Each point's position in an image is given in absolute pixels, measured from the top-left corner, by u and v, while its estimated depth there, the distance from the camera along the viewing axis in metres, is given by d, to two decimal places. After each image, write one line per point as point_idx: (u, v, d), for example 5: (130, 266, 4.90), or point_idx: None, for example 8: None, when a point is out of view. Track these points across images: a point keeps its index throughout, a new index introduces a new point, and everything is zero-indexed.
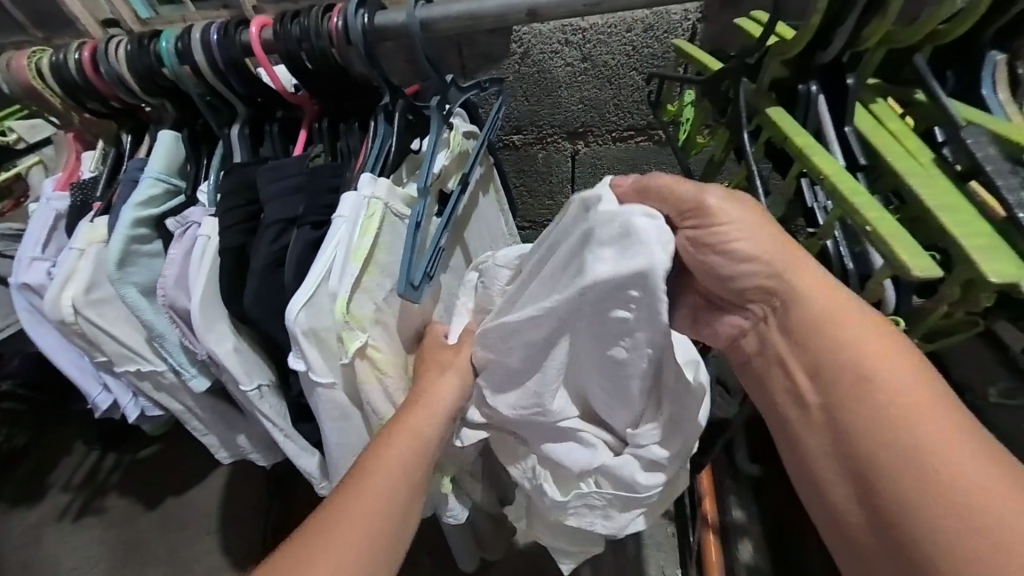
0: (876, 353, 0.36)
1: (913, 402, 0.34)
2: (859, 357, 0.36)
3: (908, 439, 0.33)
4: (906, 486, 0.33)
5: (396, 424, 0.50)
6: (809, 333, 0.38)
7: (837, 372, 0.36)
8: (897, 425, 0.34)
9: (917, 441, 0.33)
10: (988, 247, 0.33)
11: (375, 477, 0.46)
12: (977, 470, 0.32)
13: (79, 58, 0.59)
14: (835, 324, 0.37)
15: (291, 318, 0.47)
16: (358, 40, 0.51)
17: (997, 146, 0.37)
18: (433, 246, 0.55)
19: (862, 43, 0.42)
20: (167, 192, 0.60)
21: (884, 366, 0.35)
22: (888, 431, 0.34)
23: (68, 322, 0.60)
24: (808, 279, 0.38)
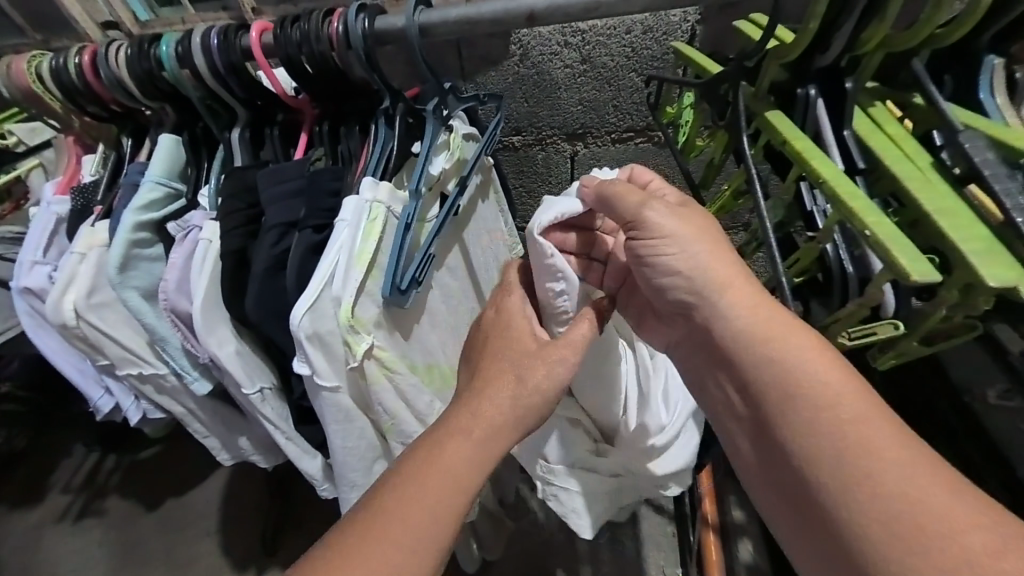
0: (829, 381, 0.37)
1: (850, 415, 0.36)
2: (812, 385, 0.37)
3: (861, 459, 0.34)
4: (844, 496, 0.34)
5: (421, 455, 0.46)
6: (743, 353, 0.40)
7: (777, 388, 0.38)
8: (832, 438, 0.36)
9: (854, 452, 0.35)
10: (986, 251, 0.33)
11: (398, 503, 0.44)
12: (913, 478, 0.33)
13: (79, 62, 0.59)
14: (776, 344, 0.39)
15: (294, 323, 0.47)
16: (358, 44, 0.51)
17: (994, 150, 0.37)
18: (424, 251, 0.55)
19: (860, 47, 0.42)
20: (168, 197, 0.61)
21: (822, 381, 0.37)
22: (826, 444, 0.36)
23: (69, 326, 0.60)
24: (734, 296, 0.41)
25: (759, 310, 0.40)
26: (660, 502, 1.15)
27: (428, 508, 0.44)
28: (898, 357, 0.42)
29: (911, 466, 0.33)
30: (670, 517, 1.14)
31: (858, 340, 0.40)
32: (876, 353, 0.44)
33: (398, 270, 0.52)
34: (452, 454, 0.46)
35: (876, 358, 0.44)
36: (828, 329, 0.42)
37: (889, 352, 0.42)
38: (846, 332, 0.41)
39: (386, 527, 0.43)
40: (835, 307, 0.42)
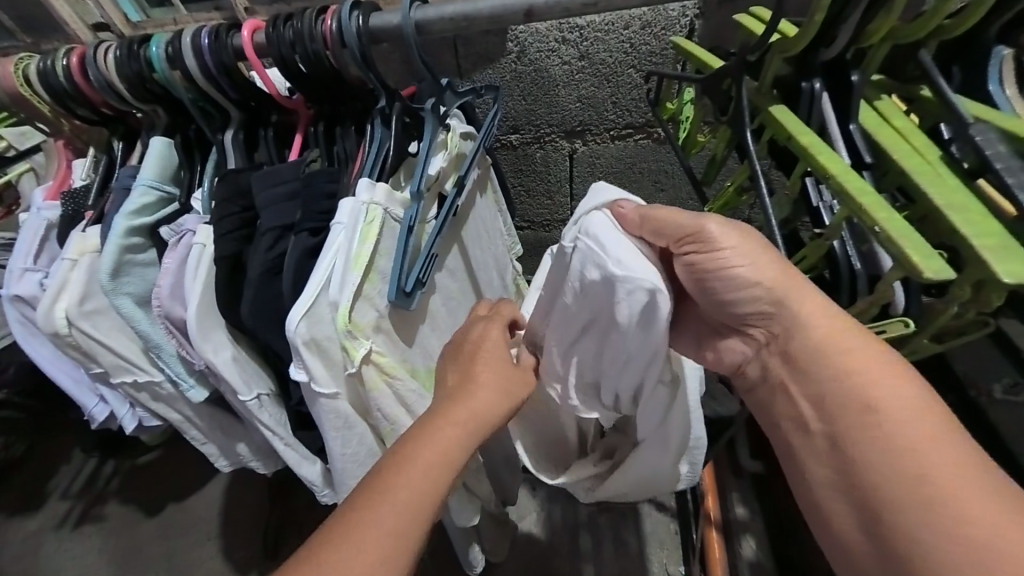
0: (883, 380, 0.37)
1: (895, 413, 0.36)
2: (864, 387, 0.37)
3: (904, 454, 0.35)
4: (901, 506, 0.34)
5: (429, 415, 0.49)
6: (816, 368, 0.39)
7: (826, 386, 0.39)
8: (893, 441, 0.35)
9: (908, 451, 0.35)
10: (1000, 245, 0.32)
11: (399, 484, 0.44)
12: (960, 481, 0.34)
13: (67, 64, 0.58)
14: (842, 355, 0.38)
15: (290, 329, 0.46)
16: (352, 42, 0.50)
17: (1006, 142, 0.36)
18: (425, 253, 0.54)
19: (866, 40, 0.41)
20: (161, 200, 0.59)
21: (880, 388, 0.37)
22: (880, 454, 0.35)
23: (60, 335, 0.59)
24: (811, 304, 0.39)
25: (831, 313, 0.39)
26: (663, 500, 1.15)
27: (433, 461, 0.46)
28: (908, 355, 0.41)
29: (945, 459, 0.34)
30: (673, 515, 1.13)
31: (868, 338, 0.39)
32: (885, 351, 0.43)
33: (398, 272, 0.51)
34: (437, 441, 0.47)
35: None
36: None
37: (899, 351, 0.41)
38: (857, 330, 0.40)
39: (381, 515, 0.42)
40: (842, 307, 0.41)
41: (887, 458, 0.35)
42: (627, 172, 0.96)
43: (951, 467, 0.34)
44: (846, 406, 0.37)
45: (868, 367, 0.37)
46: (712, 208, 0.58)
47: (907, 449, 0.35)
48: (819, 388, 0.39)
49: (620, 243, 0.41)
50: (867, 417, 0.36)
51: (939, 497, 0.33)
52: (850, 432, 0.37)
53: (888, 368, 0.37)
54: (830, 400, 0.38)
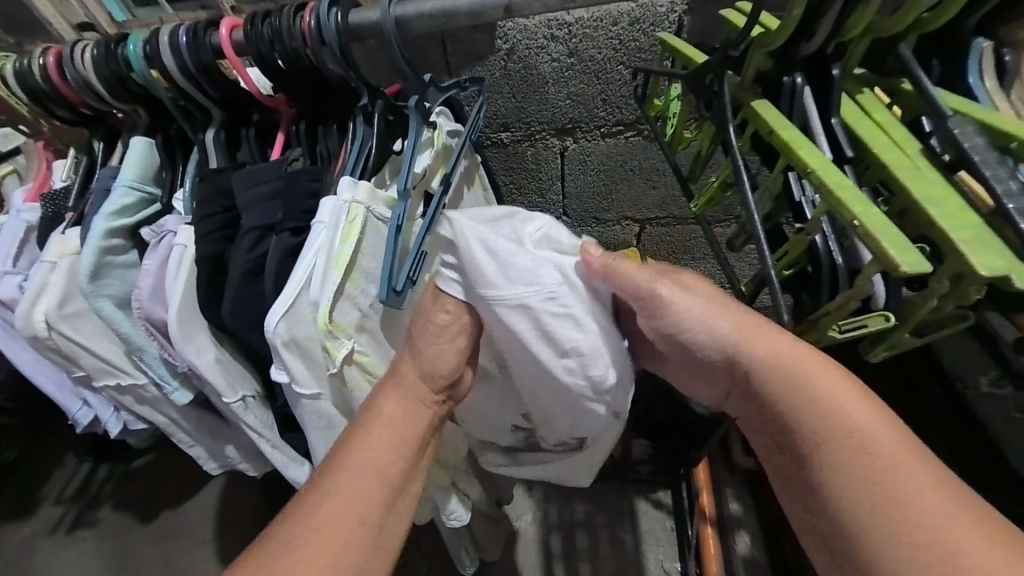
0: (843, 395, 0.36)
1: (859, 427, 0.34)
2: (825, 398, 0.36)
3: (876, 468, 0.33)
4: (876, 525, 0.32)
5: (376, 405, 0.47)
6: (771, 385, 0.38)
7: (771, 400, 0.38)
8: (858, 456, 0.34)
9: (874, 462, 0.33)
10: (977, 238, 0.32)
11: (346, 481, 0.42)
12: (922, 483, 0.32)
13: (44, 63, 0.57)
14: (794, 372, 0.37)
15: (270, 329, 0.46)
16: (332, 39, 0.49)
17: (984, 135, 0.36)
18: (414, 252, 0.52)
19: (846, 34, 0.41)
20: (142, 201, 0.59)
21: (839, 400, 0.35)
22: (848, 471, 0.34)
23: (40, 338, 0.58)
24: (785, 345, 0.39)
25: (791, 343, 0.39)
26: (658, 496, 1.15)
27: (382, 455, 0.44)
28: (889, 349, 0.41)
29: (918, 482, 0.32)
30: (668, 512, 1.13)
31: (848, 333, 0.39)
32: (866, 345, 0.43)
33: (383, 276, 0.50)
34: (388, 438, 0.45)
35: (866, 351, 0.43)
36: (817, 322, 0.41)
37: (880, 345, 0.41)
38: (837, 325, 0.39)
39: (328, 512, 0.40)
40: (824, 301, 0.41)
41: (856, 476, 0.33)
42: (618, 170, 0.96)
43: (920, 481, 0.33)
44: (816, 428, 0.35)
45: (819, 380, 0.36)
46: (697, 205, 0.58)
47: (876, 469, 0.33)
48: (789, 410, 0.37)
49: (546, 246, 0.46)
50: (827, 429, 0.35)
51: (923, 523, 0.31)
52: (818, 454, 0.35)
53: (850, 386, 0.36)
54: (794, 422, 0.37)
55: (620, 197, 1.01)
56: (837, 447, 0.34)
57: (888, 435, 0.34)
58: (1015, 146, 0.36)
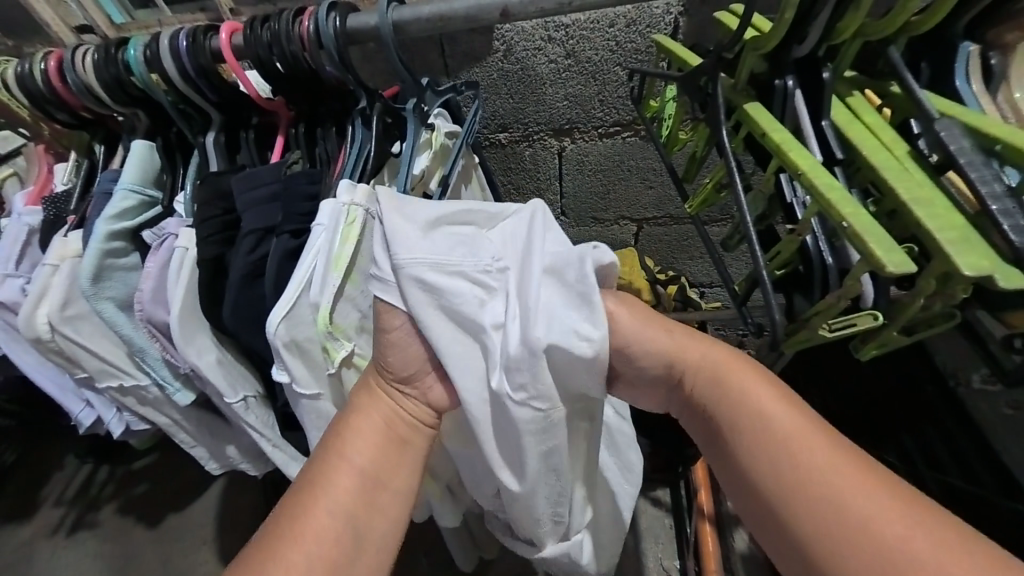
0: (761, 399, 0.39)
1: (782, 428, 0.37)
2: (748, 401, 0.39)
3: (798, 462, 0.35)
4: (791, 504, 0.34)
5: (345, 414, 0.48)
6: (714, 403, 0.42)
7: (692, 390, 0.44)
8: (777, 451, 0.36)
9: (777, 447, 0.36)
10: (960, 237, 0.33)
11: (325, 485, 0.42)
12: (833, 461, 0.34)
13: (45, 68, 0.57)
14: (711, 363, 0.43)
15: (271, 330, 0.47)
16: (330, 44, 0.50)
17: (970, 137, 0.37)
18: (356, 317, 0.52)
19: (836, 37, 0.42)
20: (143, 204, 0.59)
21: (761, 400, 0.39)
22: (769, 465, 0.36)
23: (43, 340, 0.59)
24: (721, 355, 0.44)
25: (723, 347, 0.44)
26: (657, 495, 1.16)
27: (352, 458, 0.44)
28: (879, 348, 0.41)
29: (841, 476, 0.33)
30: (667, 510, 1.14)
31: (838, 332, 0.40)
32: (857, 343, 0.43)
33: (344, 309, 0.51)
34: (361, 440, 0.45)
35: (857, 349, 0.43)
36: (808, 322, 0.42)
37: (870, 343, 0.41)
38: (827, 324, 0.40)
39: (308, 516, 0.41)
40: (815, 299, 0.42)
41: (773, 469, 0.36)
42: (616, 170, 0.96)
43: (851, 482, 0.33)
44: (742, 432, 0.38)
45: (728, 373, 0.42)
46: (692, 205, 0.58)
47: (796, 462, 0.35)
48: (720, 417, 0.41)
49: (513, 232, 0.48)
50: (748, 418, 0.38)
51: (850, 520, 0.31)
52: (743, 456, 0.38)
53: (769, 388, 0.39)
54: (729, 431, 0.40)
55: (617, 197, 1.01)
56: (761, 448, 0.37)
57: (810, 431, 0.36)
58: (999, 147, 0.37)
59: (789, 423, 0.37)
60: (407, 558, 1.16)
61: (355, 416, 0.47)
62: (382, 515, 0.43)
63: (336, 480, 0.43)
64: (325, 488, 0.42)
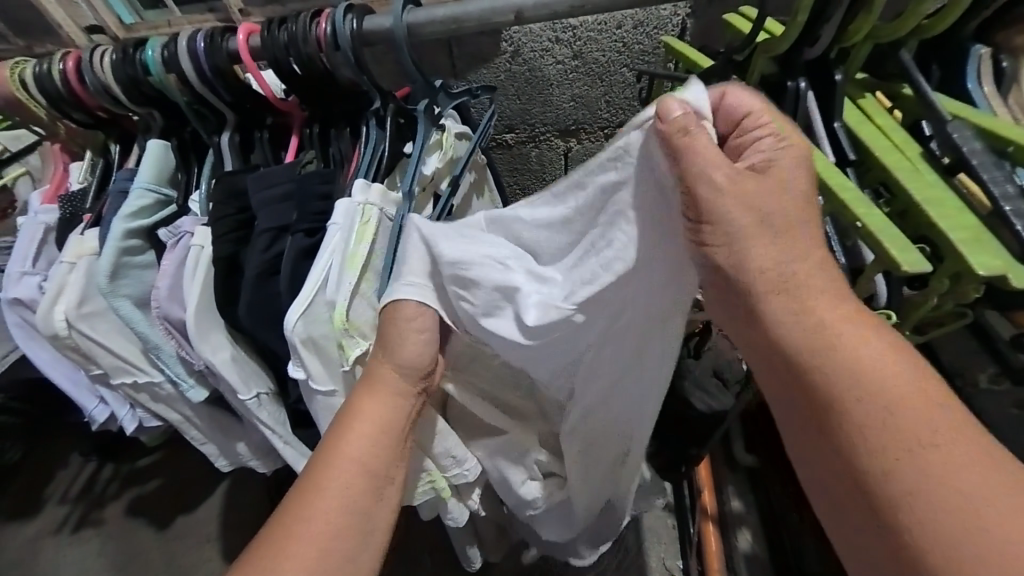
0: (875, 352, 0.31)
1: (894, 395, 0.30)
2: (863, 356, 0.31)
3: (912, 436, 0.29)
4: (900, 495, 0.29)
5: (342, 414, 0.47)
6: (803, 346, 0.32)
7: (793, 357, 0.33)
8: (889, 419, 0.30)
9: (899, 435, 0.29)
10: (974, 237, 0.33)
11: (330, 485, 0.43)
12: (942, 428, 0.29)
13: (63, 68, 0.58)
14: (799, 281, 0.33)
15: (288, 327, 0.48)
16: (346, 45, 0.51)
17: (982, 139, 0.37)
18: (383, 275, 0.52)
19: (848, 39, 0.42)
20: (158, 203, 0.60)
21: (870, 352, 0.31)
22: (875, 433, 0.30)
23: (60, 337, 0.60)
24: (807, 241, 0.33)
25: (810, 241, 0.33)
26: (661, 495, 1.16)
27: (352, 457, 0.45)
28: None
29: (953, 447, 0.29)
30: (671, 510, 1.14)
31: None
32: None
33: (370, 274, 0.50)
34: (360, 437, 0.45)
35: None
36: None
37: None
38: None
39: (320, 514, 0.42)
40: None
41: (885, 442, 0.30)
42: None
43: (954, 453, 0.29)
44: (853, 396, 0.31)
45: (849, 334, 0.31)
46: None
47: (908, 433, 0.29)
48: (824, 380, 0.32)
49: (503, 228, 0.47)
50: (858, 389, 0.31)
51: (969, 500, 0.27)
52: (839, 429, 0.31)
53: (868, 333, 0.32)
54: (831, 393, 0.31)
55: None
56: (865, 414, 0.30)
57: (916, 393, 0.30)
58: (1011, 148, 0.37)
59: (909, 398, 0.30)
60: (410, 556, 1.16)
61: (358, 410, 0.46)
62: (388, 505, 0.46)
63: (338, 477, 0.44)
64: (330, 488, 0.43)
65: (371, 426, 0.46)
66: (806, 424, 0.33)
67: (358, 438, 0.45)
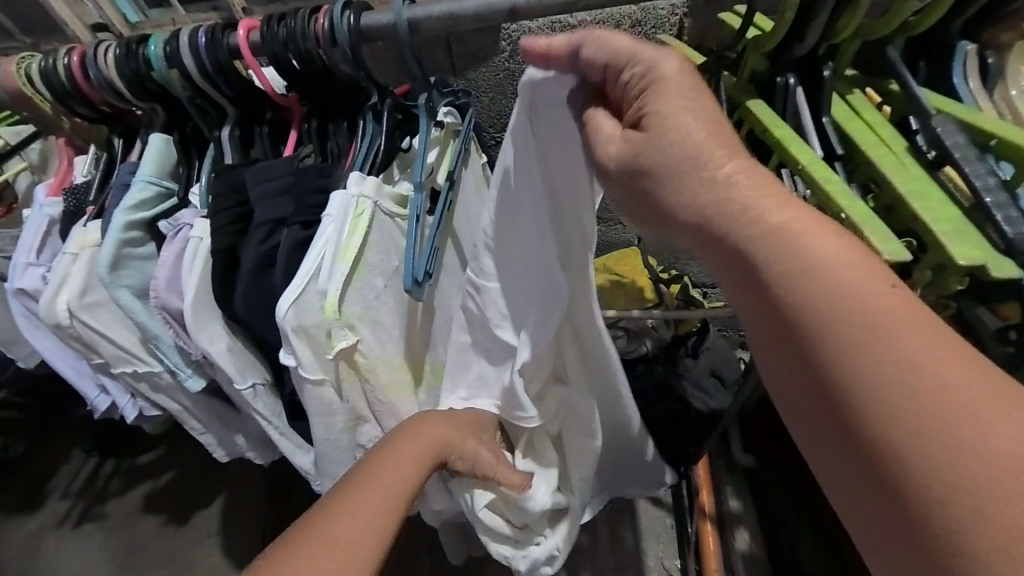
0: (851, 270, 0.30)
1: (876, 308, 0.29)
2: (842, 279, 0.30)
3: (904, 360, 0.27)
4: (909, 439, 0.26)
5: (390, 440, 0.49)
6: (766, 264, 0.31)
7: (792, 311, 0.31)
8: (860, 329, 0.29)
9: (906, 376, 0.27)
10: (955, 229, 0.34)
11: (366, 495, 0.43)
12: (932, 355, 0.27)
13: (68, 63, 0.59)
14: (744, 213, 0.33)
15: (280, 315, 0.49)
16: (344, 40, 0.52)
17: (965, 133, 0.38)
18: (431, 243, 0.55)
19: (837, 35, 0.43)
20: (159, 195, 0.61)
21: (839, 271, 0.30)
22: (853, 356, 0.28)
23: (63, 326, 0.61)
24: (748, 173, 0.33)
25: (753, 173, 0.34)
26: (658, 495, 1.16)
27: (401, 481, 0.46)
28: None
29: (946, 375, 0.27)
30: (669, 510, 1.15)
31: None
32: None
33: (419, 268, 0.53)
34: (399, 458, 0.48)
35: None
36: None
37: None
38: None
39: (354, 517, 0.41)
40: None
41: (869, 369, 0.28)
42: None
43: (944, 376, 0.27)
44: (827, 324, 0.29)
45: (823, 266, 0.30)
46: None
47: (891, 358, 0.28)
48: (791, 303, 0.31)
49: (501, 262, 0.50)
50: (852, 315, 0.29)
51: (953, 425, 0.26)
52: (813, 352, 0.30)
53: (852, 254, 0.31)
54: (810, 318, 0.30)
55: None
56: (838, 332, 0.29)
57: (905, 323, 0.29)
58: (993, 143, 0.38)
59: (908, 333, 0.28)
60: (406, 553, 1.17)
61: (400, 440, 0.49)
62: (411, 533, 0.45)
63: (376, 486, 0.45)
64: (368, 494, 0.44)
65: (413, 450, 0.49)
66: (807, 363, 0.30)
67: (398, 460, 0.48)
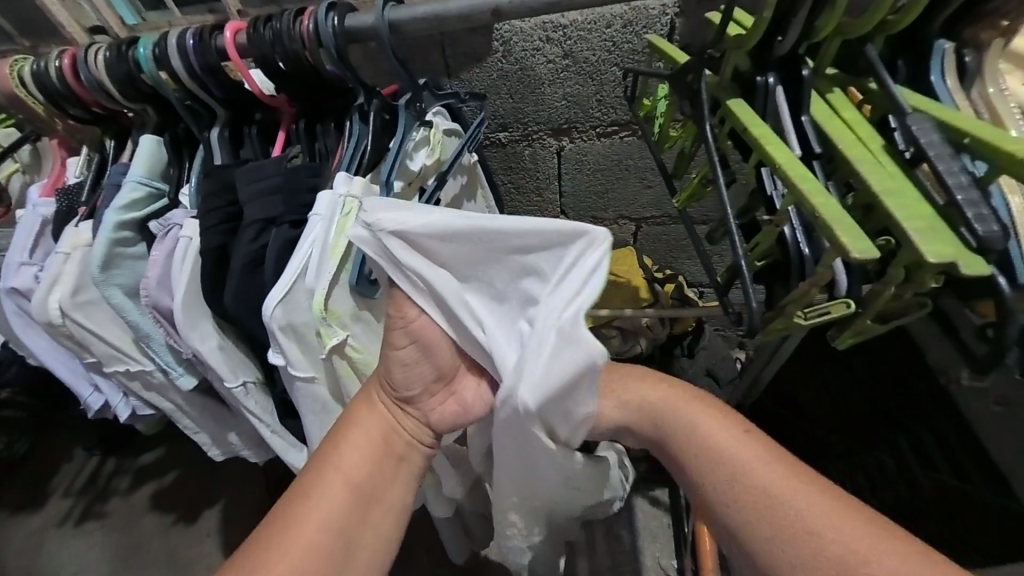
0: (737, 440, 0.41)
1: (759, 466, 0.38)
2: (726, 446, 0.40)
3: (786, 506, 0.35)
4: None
5: (338, 432, 0.51)
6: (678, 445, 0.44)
7: (713, 478, 0.40)
8: (748, 484, 0.37)
9: (794, 524, 0.34)
10: (928, 227, 0.34)
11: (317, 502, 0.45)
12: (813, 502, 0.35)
13: (60, 65, 0.60)
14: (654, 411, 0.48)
15: (267, 314, 0.49)
16: (329, 41, 0.52)
17: (939, 131, 0.38)
18: None
19: (816, 34, 0.43)
20: (150, 196, 0.62)
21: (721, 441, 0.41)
22: (750, 512, 0.37)
23: (55, 324, 0.62)
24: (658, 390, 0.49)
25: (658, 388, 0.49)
26: (655, 494, 1.16)
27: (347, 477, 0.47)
28: (855, 336, 0.42)
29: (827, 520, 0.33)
30: (665, 509, 1.15)
31: (813, 319, 0.41)
32: (835, 333, 0.44)
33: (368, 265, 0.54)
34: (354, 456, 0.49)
35: (835, 338, 0.44)
36: (782, 309, 0.42)
37: (845, 332, 0.42)
38: (802, 311, 0.41)
39: (304, 526, 0.44)
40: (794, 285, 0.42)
41: (759, 515, 0.36)
42: (613, 169, 0.98)
43: (825, 515, 0.34)
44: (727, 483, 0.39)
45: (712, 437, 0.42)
46: (679, 199, 0.59)
47: (767, 502, 0.36)
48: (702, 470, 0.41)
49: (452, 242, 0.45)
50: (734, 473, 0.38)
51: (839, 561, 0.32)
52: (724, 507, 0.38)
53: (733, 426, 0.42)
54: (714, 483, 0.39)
55: (615, 196, 1.03)
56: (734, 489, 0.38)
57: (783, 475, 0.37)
58: (967, 141, 0.38)
59: (790, 484, 0.36)
60: (406, 551, 1.18)
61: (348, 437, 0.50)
62: (373, 529, 0.47)
63: (327, 488, 0.46)
64: (320, 502, 0.45)
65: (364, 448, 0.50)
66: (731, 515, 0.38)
67: (350, 451, 0.49)
